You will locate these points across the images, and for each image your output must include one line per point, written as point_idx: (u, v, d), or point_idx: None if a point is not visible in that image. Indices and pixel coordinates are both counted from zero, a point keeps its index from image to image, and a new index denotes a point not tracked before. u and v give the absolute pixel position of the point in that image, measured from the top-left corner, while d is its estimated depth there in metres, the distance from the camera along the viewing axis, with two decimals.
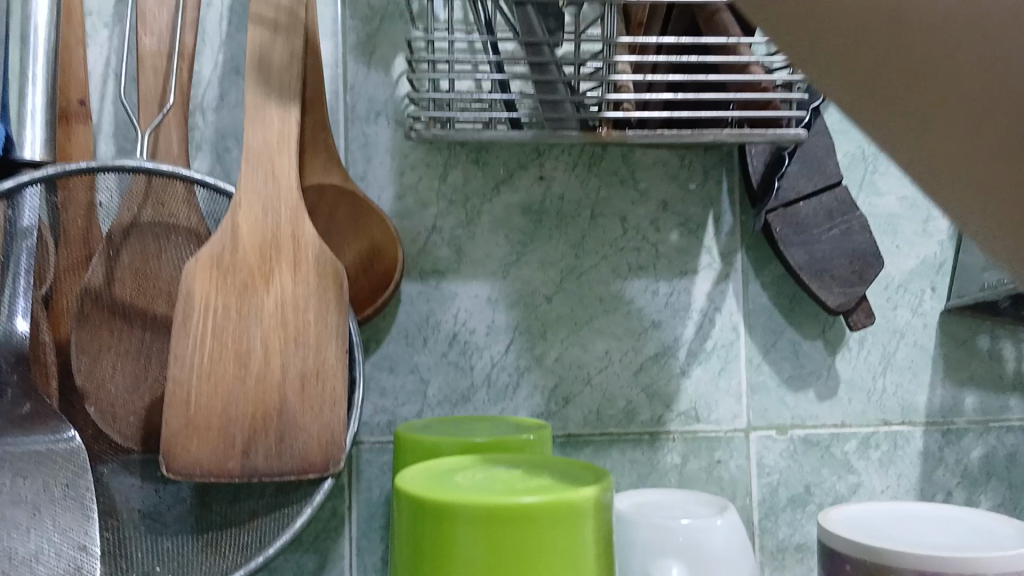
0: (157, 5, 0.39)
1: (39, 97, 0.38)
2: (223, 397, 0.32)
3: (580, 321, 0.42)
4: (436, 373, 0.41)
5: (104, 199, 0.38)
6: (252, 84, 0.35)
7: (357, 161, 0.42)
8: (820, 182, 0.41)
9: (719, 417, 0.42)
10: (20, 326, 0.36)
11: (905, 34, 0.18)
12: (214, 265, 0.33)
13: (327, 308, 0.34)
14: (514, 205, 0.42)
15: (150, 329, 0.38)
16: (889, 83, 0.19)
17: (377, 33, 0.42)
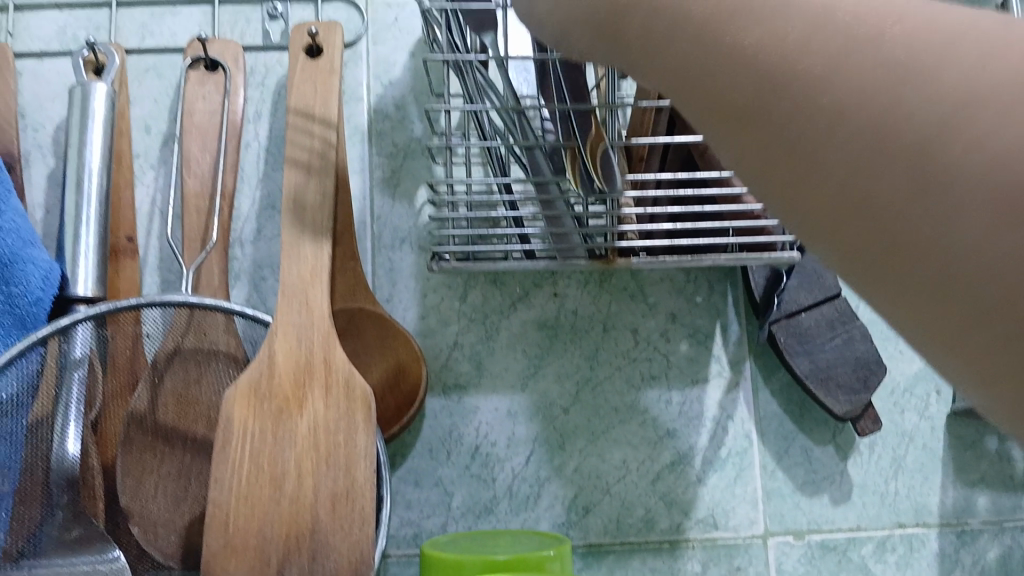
0: (201, 151, 0.43)
1: (92, 238, 0.41)
2: (259, 517, 0.34)
3: (596, 431, 0.44)
4: (459, 485, 0.43)
5: (148, 330, 0.40)
6: (288, 224, 0.39)
7: (383, 285, 0.45)
8: (820, 294, 0.43)
9: (737, 524, 0.43)
10: (69, 451, 0.39)
11: (872, 183, 0.16)
12: (252, 392, 0.36)
13: (355, 430, 0.36)
14: (529, 322, 0.45)
15: (190, 449, 0.41)
16: (851, 225, 0.17)
17: (400, 169, 0.46)
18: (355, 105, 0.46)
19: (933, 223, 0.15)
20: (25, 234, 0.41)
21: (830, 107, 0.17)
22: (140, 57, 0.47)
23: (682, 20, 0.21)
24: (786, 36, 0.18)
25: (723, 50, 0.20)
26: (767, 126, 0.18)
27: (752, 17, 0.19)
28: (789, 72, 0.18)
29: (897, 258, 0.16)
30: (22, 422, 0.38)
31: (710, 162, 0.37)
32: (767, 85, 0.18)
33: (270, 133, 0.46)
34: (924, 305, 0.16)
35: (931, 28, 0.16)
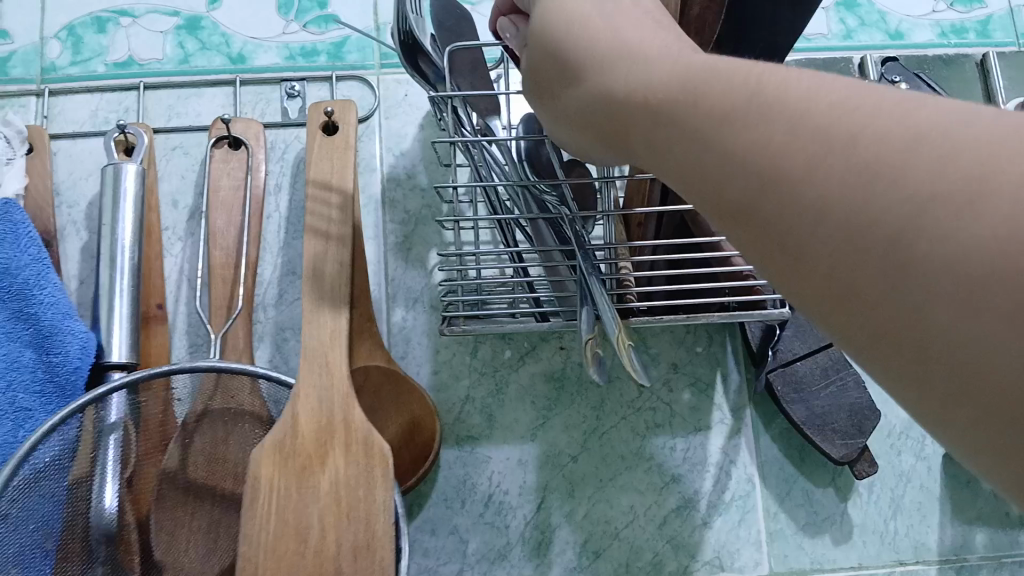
0: (226, 224, 0.46)
1: (125, 307, 0.44)
2: (286, 569, 0.36)
3: (604, 478, 0.46)
4: (473, 533, 0.45)
5: (179, 394, 0.43)
6: (308, 293, 0.42)
7: (398, 343, 0.47)
8: (814, 343, 0.45)
9: (742, 565, 0.45)
10: (106, 506, 0.42)
11: (858, 271, 0.19)
12: (277, 451, 0.38)
13: (374, 485, 0.38)
14: (538, 374, 0.47)
15: (218, 505, 0.43)
16: (845, 307, 0.19)
17: (412, 235, 0.49)
18: (370, 175, 0.50)
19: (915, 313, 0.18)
20: (64, 307, 0.44)
21: (815, 209, 0.19)
22: (167, 135, 0.51)
23: (680, 127, 0.24)
24: (765, 141, 0.21)
25: (716, 154, 0.22)
26: (763, 223, 0.21)
27: (735, 124, 0.22)
28: (774, 176, 0.20)
29: (889, 339, 0.18)
30: (63, 484, 0.40)
31: (700, 227, 0.40)
32: (757, 186, 0.21)
33: (290, 205, 0.50)
34: (914, 382, 0.18)
35: (885, 130, 0.18)
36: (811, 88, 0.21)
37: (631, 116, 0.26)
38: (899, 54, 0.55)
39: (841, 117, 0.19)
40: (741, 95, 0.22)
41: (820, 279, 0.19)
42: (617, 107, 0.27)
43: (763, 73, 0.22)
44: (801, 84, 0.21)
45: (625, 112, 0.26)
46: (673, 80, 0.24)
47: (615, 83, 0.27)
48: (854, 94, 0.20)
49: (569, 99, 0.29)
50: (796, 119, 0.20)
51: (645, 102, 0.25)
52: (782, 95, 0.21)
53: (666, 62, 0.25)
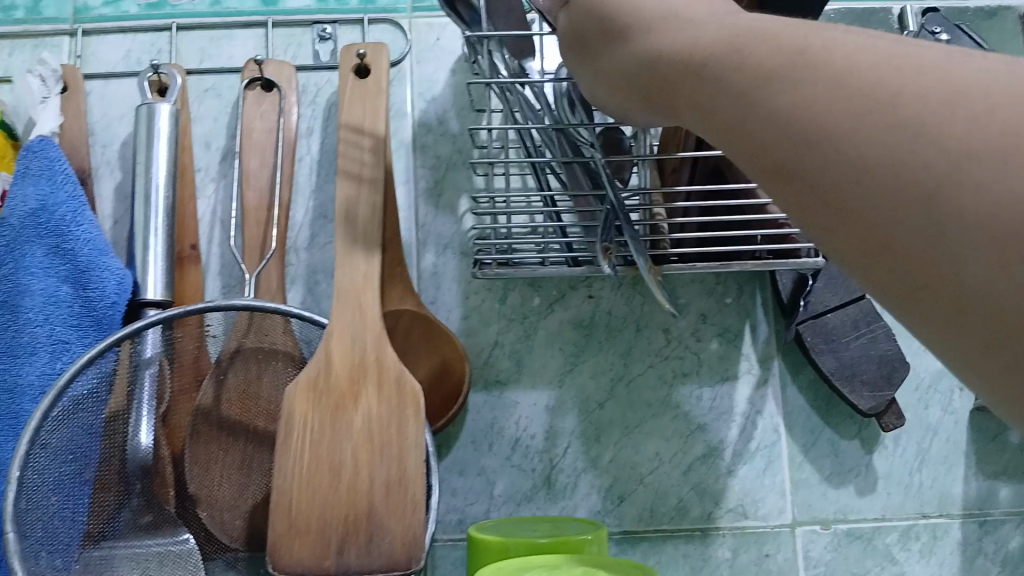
0: (260, 166, 0.47)
1: (160, 246, 0.44)
2: (319, 501, 0.37)
3: (631, 424, 0.46)
4: (501, 475, 0.46)
5: (213, 331, 0.43)
6: (341, 235, 0.42)
7: (428, 288, 0.47)
8: (845, 295, 0.45)
9: (766, 512, 0.45)
10: (142, 442, 0.42)
11: (893, 204, 0.18)
12: (311, 388, 0.39)
13: (406, 423, 0.39)
14: (566, 321, 0.47)
15: (252, 443, 0.43)
16: (879, 245, 0.18)
17: (443, 180, 0.49)
18: (401, 120, 0.49)
19: (956, 263, 0.17)
20: (101, 244, 0.44)
21: (855, 158, 0.18)
22: (200, 78, 0.51)
23: (720, 87, 0.23)
24: (805, 95, 0.20)
25: (755, 110, 0.21)
26: (797, 174, 0.20)
27: (775, 83, 0.21)
28: (812, 128, 0.19)
29: (925, 278, 0.17)
30: (99, 416, 0.40)
31: (735, 173, 0.39)
32: (794, 137, 0.20)
33: (322, 148, 0.49)
34: (950, 334, 0.17)
35: (932, 85, 0.18)
36: (851, 45, 0.20)
37: (673, 77, 0.25)
38: (940, 5, 0.54)
39: (884, 75, 0.18)
40: (776, 59, 0.21)
41: (851, 217, 0.18)
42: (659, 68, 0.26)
43: (800, 29, 0.21)
44: (839, 40, 0.20)
45: (666, 74, 0.26)
46: (713, 41, 0.24)
47: (661, 45, 0.26)
48: (897, 50, 0.19)
49: (615, 56, 0.29)
50: (839, 74, 0.19)
51: (688, 63, 0.24)
52: (819, 51, 0.20)
53: (710, 23, 0.25)
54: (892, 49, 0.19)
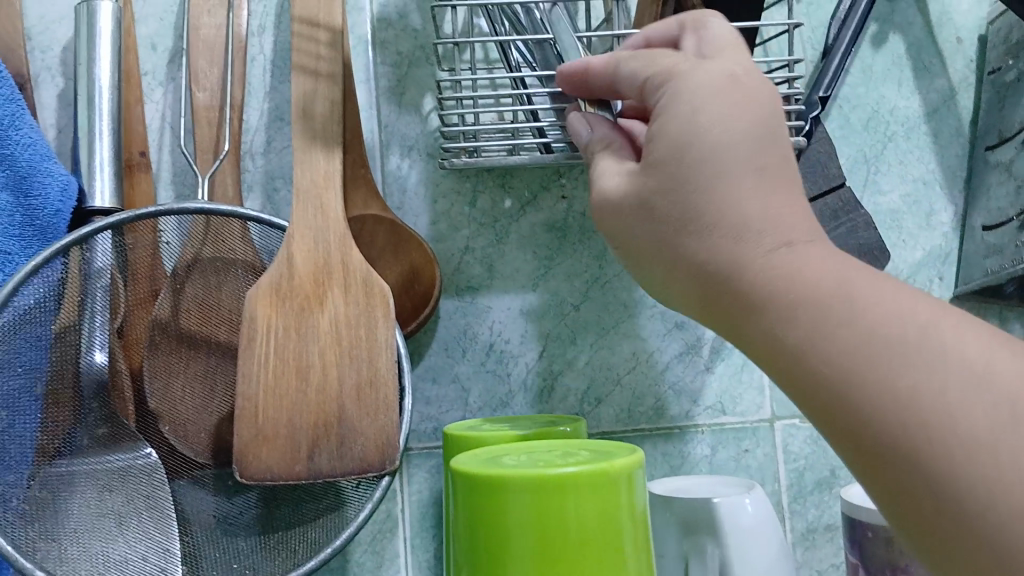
0: (209, 64, 0.44)
1: (107, 151, 0.41)
2: (287, 407, 0.35)
3: (606, 325, 0.45)
4: (475, 381, 0.45)
5: (168, 238, 0.41)
6: (300, 132, 0.39)
7: (394, 192, 0.45)
8: (823, 184, 0.44)
9: (744, 409, 0.45)
10: (97, 358, 0.40)
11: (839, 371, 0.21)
12: (273, 292, 0.37)
13: (375, 324, 0.37)
14: (539, 224, 0.46)
15: (216, 354, 0.41)
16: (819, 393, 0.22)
17: (405, 78, 0.46)
18: (358, 14, 0.46)
19: (991, 539, 0.19)
20: (43, 148, 0.41)
21: (938, 440, 0.19)
22: None
23: (729, 278, 0.24)
24: (837, 317, 0.22)
25: (773, 315, 0.23)
26: (857, 411, 0.21)
27: (797, 314, 0.22)
28: (874, 377, 0.21)
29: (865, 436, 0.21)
30: (49, 328, 0.38)
31: None
32: (833, 364, 0.21)
33: (275, 46, 0.46)
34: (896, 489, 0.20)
35: (1011, 379, 0.19)
36: (896, 293, 0.22)
37: (694, 232, 0.25)
38: None
39: (968, 343, 0.20)
40: None
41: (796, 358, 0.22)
42: (681, 209, 0.25)
43: None
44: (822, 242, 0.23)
45: (683, 223, 0.25)
46: (751, 194, 0.24)
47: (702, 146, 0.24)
48: (977, 322, 0.21)
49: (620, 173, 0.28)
50: (916, 332, 0.21)
51: (715, 225, 0.24)
52: (865, 287, 0.22)
53: None
54: (974, 322, 0.21)
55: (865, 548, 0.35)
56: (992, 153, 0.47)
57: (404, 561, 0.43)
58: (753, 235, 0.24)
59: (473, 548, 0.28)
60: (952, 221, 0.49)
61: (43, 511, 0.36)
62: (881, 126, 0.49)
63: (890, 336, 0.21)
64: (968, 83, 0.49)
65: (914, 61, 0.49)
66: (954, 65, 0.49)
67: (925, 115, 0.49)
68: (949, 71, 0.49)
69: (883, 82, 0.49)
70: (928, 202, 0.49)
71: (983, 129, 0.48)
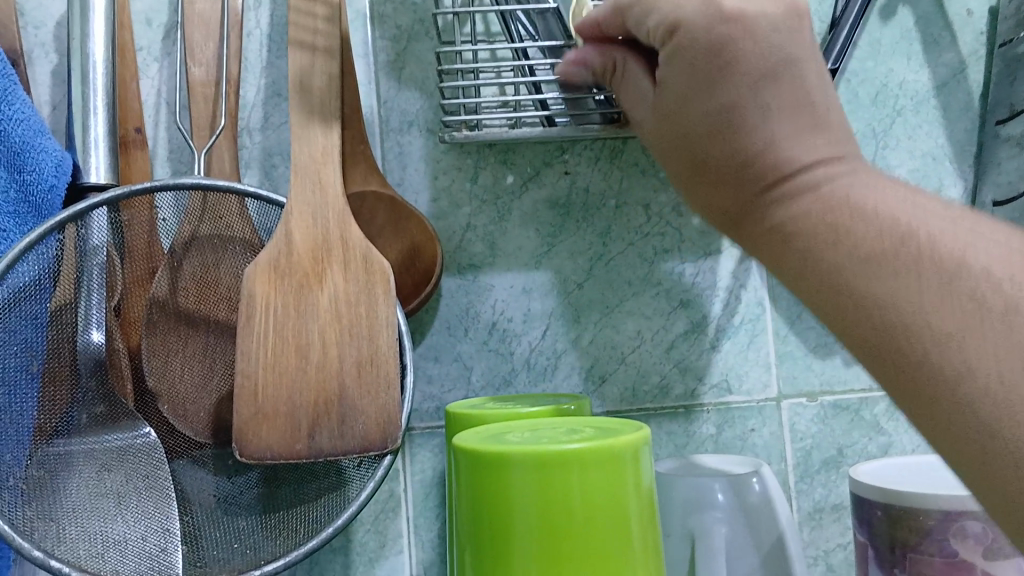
0: (204, 38, 0.43)
1: (102, 127, 0.41)
2: (287, 386, 0.35)
3: (610, 303, 0.45)
4: (478, 360, 0.44)
5: (165, 214, 0.40)
6: (297, 107, 0.38)
7: (394, 169, 0.44)
8: None
9: (750, 387, 0.45)
10: (94, 338, 0.39)
11: (843, 273, 0.22)
12: (272, 269, 0.36)
13: (375, 302, 0.36)
14: (541, 200, 0.45)
15: (215, 333, 0.41)
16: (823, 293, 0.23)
17: (405, 52, 0.45)
18: None
19: (972, 426, 0.19)
20: (36, 125, 0.40)
21: (935, 338, 0.20)
22: None
23: (743, 208, 0.26)
24: (854, 221, 0.23)
25: (777, 240, 0.25)
26: (850, 318, 0.22)
27: (796, 238, 0.24)
28: (858, 288, 0.22)
29: (866, 331, 0.22)
30: (45, 306, 0.37)
31: None
32: (825, 280, 0.23)
33: (272, 21, 0.45)
34: (904, 382, 0.21)
35: (982, 277, 0.20)
36: (889, 204, 0.23)
37: (709, 172, 0.27)
38: None
39: (944, 245, 0.21)
40: None
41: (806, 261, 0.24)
42: (694, 151, 0.27)
43: None
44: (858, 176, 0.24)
45: (699, 163, 0.27)
46: (756, 131, 0.25)
47: (700, 101, 0.26)
48: (967, 220, 0.22)
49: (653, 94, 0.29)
50: (924, 229, 0.22)
51: (724, 164, 0.26)
52: (866, 201, 0.23)
53: None
54: (965, 222, 0.22)
55: (873, 528, 0.35)
56: (1002, 128, 0.46)
57: (407, 541, 0.43)
58: (759, 168, 0.25)
59: (477, 525, 0.27)
60: (960, 197, 0.48)
61: (40, 490, 0.35)
62: (890, 101, 0.48)
63: (871, 248, 0.22)
64: (978, 56, 0.48)
65: (923, 34, 0.48)
66: (964, 38, 0.48)
67: (934, 89, 0.48)
68: (959, 44, 0.48)
69: (892, 55, 0.48)
70: (936, 177, 0.48)
71: (994, 102, 0.47)
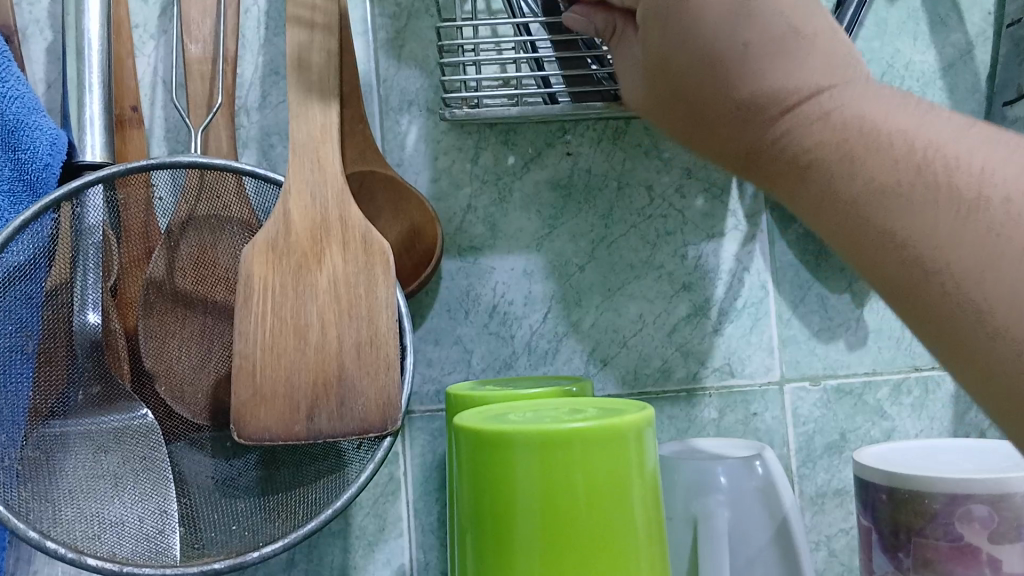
0: (201, 14, 0.42)
1: (97, 105, 0.40)
2: (285, 366, 0.34)
3: (612, 287, 0.44)
4: (478, 343, 0.44)
5: (161, 193, 0.39)
6: (294, 85, 0.38)
7: (393, 150, 0.44)
8: None
9: (753, 371, 0.44)
10: (90, 319, 0.39)
11: (860, 204, 0.22)
12: (270, 249, 0.36)
13: (375, 282, 0.36)
14: (543, 181, 0.44)
15: (212, 314, 0.40)
16: (838, 222, 0.23)
17: (405, 30, 0.44)
18: None
19: (987, 349, 0.20)
20: (30, 102, 0.40)
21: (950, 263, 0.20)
22: None
23: (755, 144, 0.26)
24: (869, 147, 0.22)
25: (793, 172, 0.25)
26: (868, 253, 0.22)
27: (811, 170, 0.24)
28: (876, 222, 0.22)
29: (883, 260, 0.22)
30: (40, 285, 0.37)
31: None
32: (843, 211, 0.23)
33: None
34: (920, 311, 0.21)
35: (1002, 210, 0.20)
36: (904, 129, 0.22)
37: (716, 114, 0.27)
38: None
39: (960, 174, 0.21)
40: None
41: (823, 194, 0.23)
42: (697, 95, 0.27)
43: None
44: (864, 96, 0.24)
45: (703, 107, 0.27)
46: (747, 69, 0.25)
47: (682, 55, 0.27)
48: (985, 142, 0.22)
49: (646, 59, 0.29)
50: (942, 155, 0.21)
51: (730, 104, 0.26)
52: (877, 127, 0.23)
53: None
54: (984, 144, 0.22)
55: (878, 511, 0.34)
56: (1009, 110, 0.46)
57: (406, 525, 0.43)
58: (763, 103, 0.25)
59: (480, 505, 0.27)
60: None
61: (36, 472, 0.35)
62: (896, 82, 0.47)
63: (887, 180, 0.22)
64: (986, 37, 0.48)
65: (930, 14, 0.48)
66: (971, 18, 0.48)
67: (941, 70, 0.48)
68: (966, 24, 0.48)
69: (898, 36, 0.47)
70: None
71: (1001, 83, 0.47)
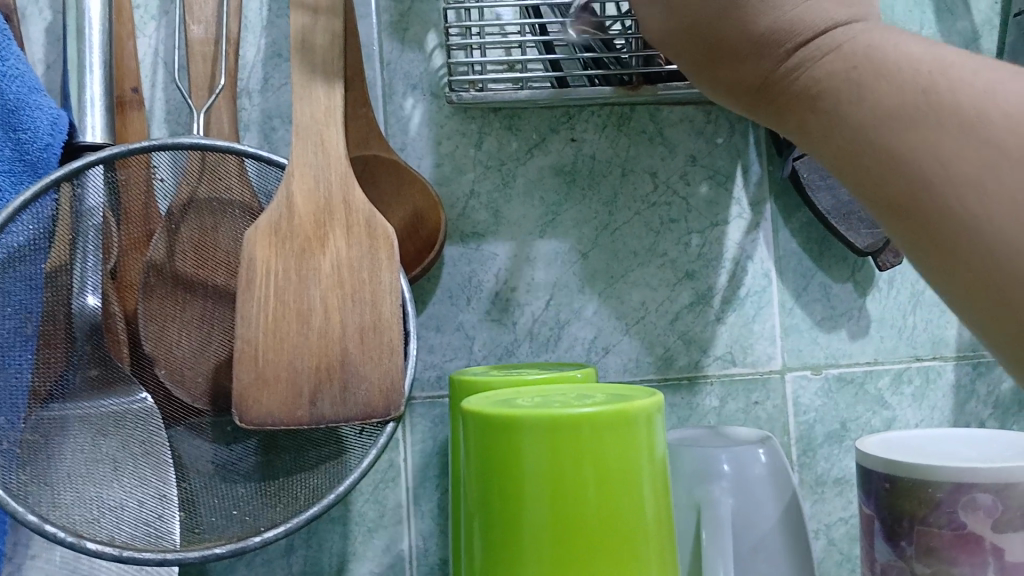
0: None
1: (98, 86, 0.40)
2: (288, 350, 0.34)
3: (615, 274, 0.44)
4: (480, 330, 0.43)
5: (162, 175, 0.39)
6: (297, 64, 0.37)
7: (396, 134, 0.43)
8: None
9: (755, 360, 0.44)
10: (90, 301, 0.38)
11: (860, 131, 0.21)
12: (272, 232, 0.35)
13: (379, 267, 0.36)
14: (547, 167, 0.44)
15: (213, 297, 0.40)
16: (842, 152, 0.22)
17: (409, 12, 0.44)
18: None
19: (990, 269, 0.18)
20: (31, 81, 0.39)
21: (951, 185, 0.19)
22: None
23: (769, 79, 0.25)
24: (873, 74, 0.21)
25: (805, 107, 0.23)
26: (871, 178, 0.21)
27: (822, 102, 0.22)
28: (879, 146, 0.20)
29: (884, 187, 0.21)
30: (40, 268, 0.36)
31: None
32: (847, 139, 0.21)
33: None
34: (923, 237, 0.20)
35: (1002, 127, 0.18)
36: (914, 54, 0.21)
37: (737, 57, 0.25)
38: None
39: (964, 93, 0.19)
40: None
41: (829, 125, 0.22)
42: (712, 34, 0.26)
43: None
44: (877, 31, 0.22)
45: (721, 51, 0.26)
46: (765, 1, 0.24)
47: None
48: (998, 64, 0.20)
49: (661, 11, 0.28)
50: (943, 76, 0.20)
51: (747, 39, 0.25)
52: (885, 53, 0.21)
53: None
54: (994, 64, 0.20)
55: (880, 500, 0.34)
56: None
57: (406, 511, 0.43)
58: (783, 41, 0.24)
59: (487, 484, 0.27)
60: None
61: (35, 455, 0.35)
62: None
63: (890, 103, 0.20)
64: (992, 26, 0.48)
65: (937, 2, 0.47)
66: (979, 7, 0.48)
67: None
68: (972, 13, 0.48)
69: (906, 23, 0.47)
70: None
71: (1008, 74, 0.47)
